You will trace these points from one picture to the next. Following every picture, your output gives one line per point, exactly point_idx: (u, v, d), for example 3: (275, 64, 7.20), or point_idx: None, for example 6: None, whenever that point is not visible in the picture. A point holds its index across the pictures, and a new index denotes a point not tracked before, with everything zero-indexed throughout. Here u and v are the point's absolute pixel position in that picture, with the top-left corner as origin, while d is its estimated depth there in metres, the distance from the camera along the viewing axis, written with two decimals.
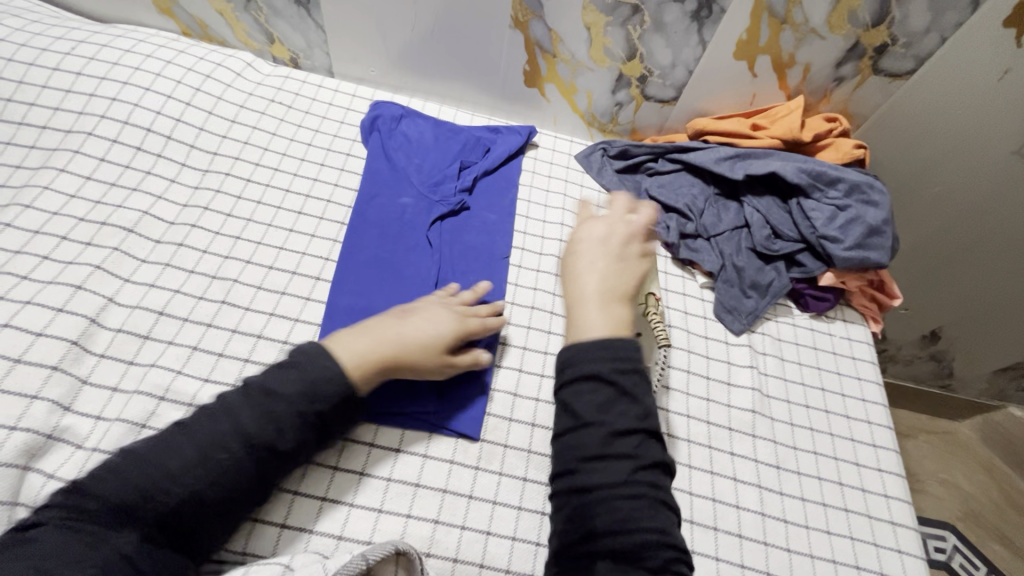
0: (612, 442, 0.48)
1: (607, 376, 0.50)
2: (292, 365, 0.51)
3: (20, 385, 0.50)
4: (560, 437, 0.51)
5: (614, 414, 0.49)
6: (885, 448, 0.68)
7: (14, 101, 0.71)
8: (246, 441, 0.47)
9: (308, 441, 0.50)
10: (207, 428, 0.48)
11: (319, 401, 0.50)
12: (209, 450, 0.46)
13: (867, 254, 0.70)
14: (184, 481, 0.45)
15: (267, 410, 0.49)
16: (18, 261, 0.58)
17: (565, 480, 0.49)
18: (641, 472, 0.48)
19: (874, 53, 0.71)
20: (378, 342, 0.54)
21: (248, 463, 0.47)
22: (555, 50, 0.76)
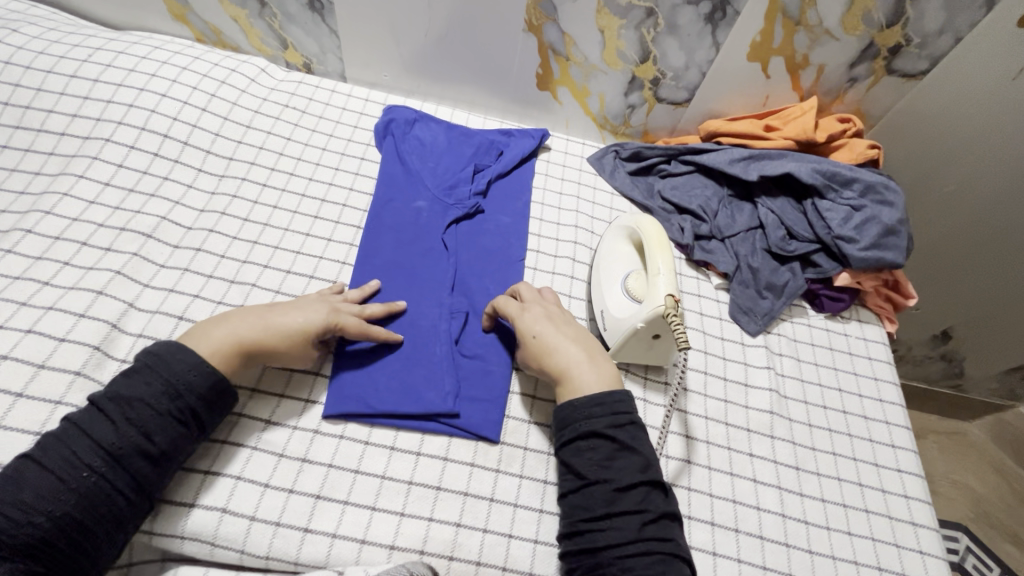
0: (618, 498, 0.50)
1: (605, 432, 0.52)
2: (144, 367, 0.49)
3: (45, 390, 0.51)
4: (566, 497, 0.52)
5: (616, 467, 0.51)
6: (904, 449, 0.68)
7: (33, 109, 0.71)
8: (106, 452, 0.45)
9: (179, 439, 0.48)
10: (63, 450, 0.45)
11: (184, 393, 0.49)
12: (66, 471, 0.44)
13: (883, 254, 0.70)
14: (45, 509, 0.42)
15: (128, 417, 0.47)
16: (39, 267, 0.58)
17: (575, 541, 0.50)
18: (648, 527, 0.49)
19: (888, 53, 0.71)
20: (233, 331, 0.53)
21: (119, 474, 0.45)
22: (568, 54, 0.77)
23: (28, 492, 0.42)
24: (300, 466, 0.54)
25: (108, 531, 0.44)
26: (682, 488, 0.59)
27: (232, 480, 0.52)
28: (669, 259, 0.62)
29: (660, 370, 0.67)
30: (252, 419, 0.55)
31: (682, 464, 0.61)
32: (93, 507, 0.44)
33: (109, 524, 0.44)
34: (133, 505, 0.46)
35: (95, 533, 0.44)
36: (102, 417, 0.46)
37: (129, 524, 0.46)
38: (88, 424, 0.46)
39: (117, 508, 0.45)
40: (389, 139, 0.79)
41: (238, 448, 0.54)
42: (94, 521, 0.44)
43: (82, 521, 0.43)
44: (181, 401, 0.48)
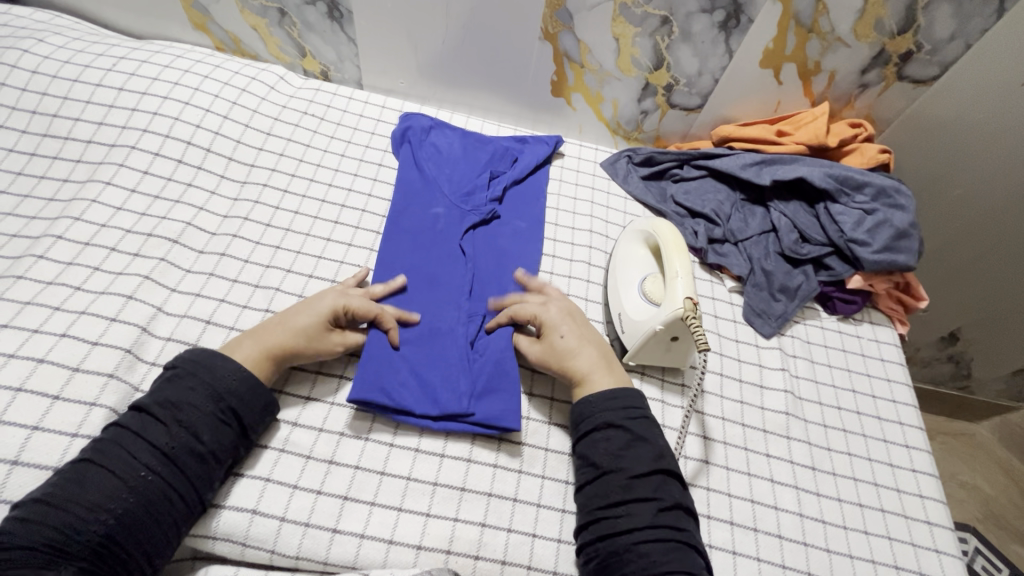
0: (633, 485, 0.51)
1: (620, 423, 0.55)
2: (187, 373, 0.51)
3: (80, 393, 0.52)
4: (583, 489, 0.54)
5: (630, 457, 0.53)
6: (918, 449, 0.69)
7: (60, 117, 0.73)
8: (161, 452, 0.47)
9: (228, 438, 0.50)
10: (117, 452, 0.46)
11: (227, 396, 0.51)
12: (124, 471, 0.45)
13: (895, 257, 0.71)
14: (108, 506, 0.44)
15: (179, 420, 0.49)
16: (71, 273, 0.60)
17: (591, 530, 0.51)
18: (664, 513, 0.50)
19: (899, 60, 0.72)
20: (262, 339, 0.56)
21: (174, 473, 0.47)
22: (583, 61, 0.78)
23: (90, 492, 0.43)
24: (328, 468, 0.55)
25: (166, 530, 0.45)
26: (701, 488, 0.60)
27: (262, 482, 0.53)
28: (686, 261, 0.63)
29: (677, 373, 0.68)
30: (279, 422, 0.56)
31: (700, 465, 0.62)
32: (152, 505, 0.45)
33: (166, 523, 0.46)
34: (185, 505, 0.47)
35: (154, 532, 0.45)
36: (154, 420, 0.48)
37: (182, 524, 0.47)
38: (141, 427, 0.48)
39: (173, 507, 0.46)
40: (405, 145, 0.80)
41: (267, 450, 0.55)
42: (152, 520, 0.45)
43: (142, 518, 0.44)
44: (223, 402, 0.51)
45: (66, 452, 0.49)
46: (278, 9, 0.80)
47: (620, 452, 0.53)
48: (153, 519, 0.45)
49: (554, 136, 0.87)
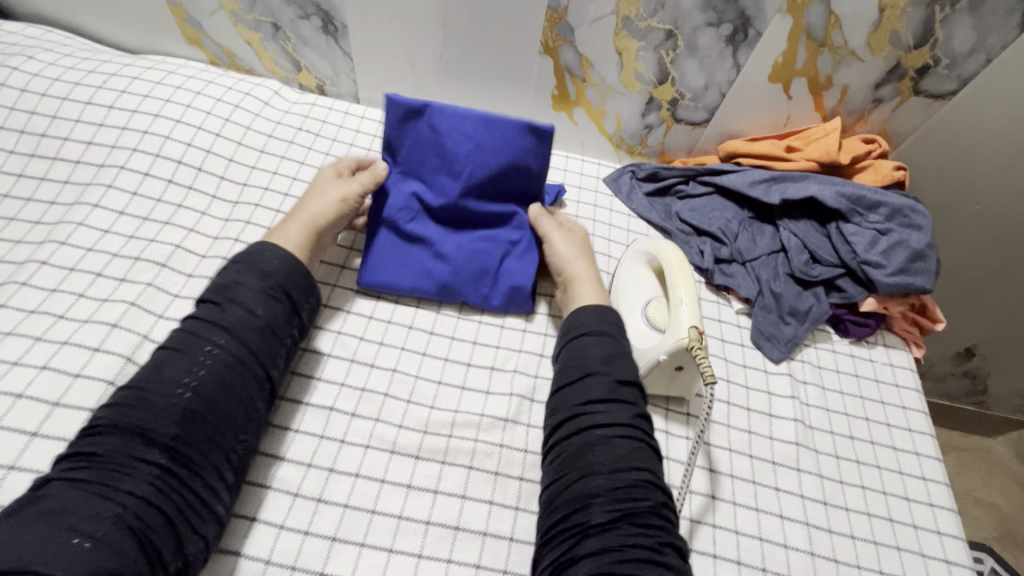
0: (617, 389, 0.54)
1: (609, 329, 0.58)
2: (240, 262, 0.56)
3: (59, 430, 0.50)
4: (565, 388, 0.56)
5: (616, 364, 0.56)
6: (935, 481, 0.65)
7: (48, 136, 0.71)
8: (224, 329, 0.52)
9: (280, 314, 0.55)
10: (187, 339, 0.51)
11: (276, 275, 0.56)
12: (193, 351, 0.50)
13: (910, 279, 0.68)
14: (185, 384, 0.48)
15: (234, 299, 0.53)
16: (54, 300, 0.58)
17: (568, 426, 0.53)
18: (640, 418, 0.53)
19: (915, 74, 0.69)
20: (297, 213, 0.63)
21: (239, 346, 0.52)
22: (585, 75, 0.76)
23: (167, 372, 0.48)
24: (317, 507, 0.53)
25: (245, 412, 0.50)
26: (707, 526, 0.58)
27: (255, 523, 0.51)
28: (691, 287, 0.61)
29: (682, 402, 0.65)
30: (268, 457, 0.55)
31: (706, 501, 0.59)
32: (224, 378, 0.50)
33: (239, 393, 0.50)
34: (253, 376, 0.52)
35: (228, 403, 0.49)
36: (214, 307, 0.53)
37: (255, 398, 0.52)
38: (204, 314, 0.53)
39: (243, 379, 0.51)
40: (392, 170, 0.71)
41: (254, 488, 0.53)
42: (215, 415, 0.48)
43: (215, 389, 0.49)
44: (272, 280, 0.56)
45: None
46: (272, 23, 0.78)
47: (611, 356, 0.56)
48: (227, 389, 0.50)
49: (556, 185, 0.80)
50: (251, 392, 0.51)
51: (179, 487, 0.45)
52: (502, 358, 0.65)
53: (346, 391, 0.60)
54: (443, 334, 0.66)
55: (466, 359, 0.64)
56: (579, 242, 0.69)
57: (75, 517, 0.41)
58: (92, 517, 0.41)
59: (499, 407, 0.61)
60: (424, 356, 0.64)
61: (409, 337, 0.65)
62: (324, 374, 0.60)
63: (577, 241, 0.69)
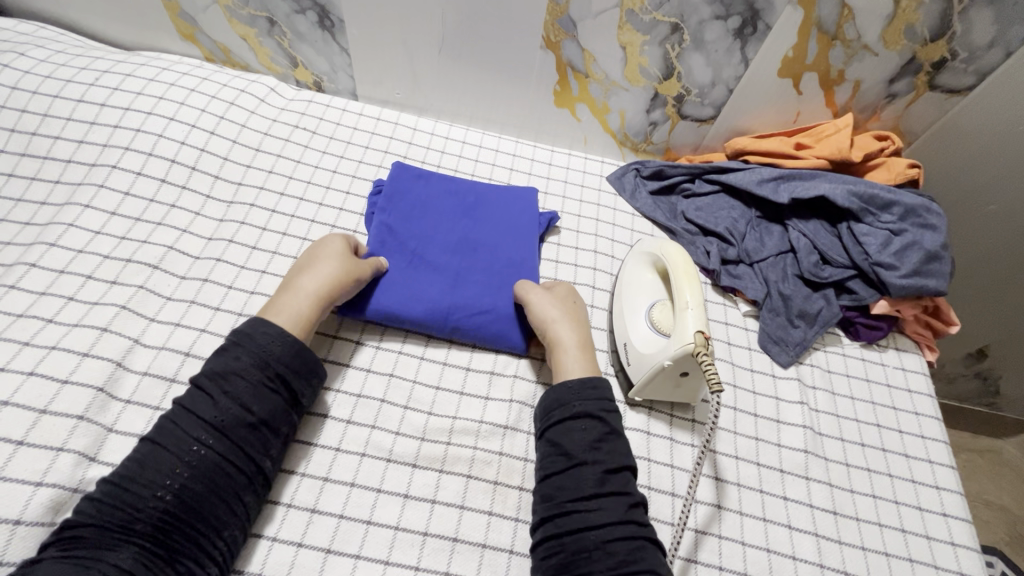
0: (607, 479, 0.50)
1: (598, 415, 0.54)
2: (235, 345, 0.52)
3: (46, 437, 0.49)
4: (549, 479, 0.52)
5: (605, 450, 0.52)
6: (949, 490, 0.63)
7: (38, 135, 0.70)
8: (214, 426, 0.48)
9: (273, 407, 0.51)
10: (173, 430, 0.48)
11: (271, 362, 0.52)
12: (179, 446, 0.47)
13: (925, 282, 0.66)
14: (167, 484, 0.45)
15: (226, 392, 0.50)
16: (43, 304, 0.57)
17: (558, 524, 0.49)
18: (632, 511, 0.49)
19: (930, 69, 0.67)
20: (297, 297, 0.57)
21: (226, 445, 0.48)
22: (588, 70, 0.73)
23: (148, 470, 0.46)
24: (310, 518, 0.51)
25: (232, 508, 0.47)
26: (713, 537, 0.56)
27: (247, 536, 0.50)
28: (697, 291, 0.58)
29: (687, 408, 0.63)
30: None
31: (712, 510, 0.58)
32: (209, 477, 0.47)
33: (227, 493, 0.47)
34: (244, 473, 0.48)
35: (214, 505, 0.46)
36: (202, 398, 0.49)
37: (247, 495, 0.48)
38: (192, 404, 0.49)
39: (232, 478, 0.48)
40: (378, 200, 0.71)
41: None
42: (195, 516, 0.45)
43: (199, 491, 0.46)
44: (269, 369, 0.52)
45: (28, 502, 0.45)
46: (266, 18, 0.76)
47: (595, 444, 0.52)
48: (213, 490, 0.47)
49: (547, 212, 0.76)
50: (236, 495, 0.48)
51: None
52: (502, 361, 0.64)
53: (340, 399, 0.58)
54: (441, 341, 0.64)
55: (465, 364, 0.63)
56: (574, 306, 0.64)
57: None
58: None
59: (499, 414, 0.60)
60: (422, 361, 0.62)
61: (407, 341, 0.64)
62: None
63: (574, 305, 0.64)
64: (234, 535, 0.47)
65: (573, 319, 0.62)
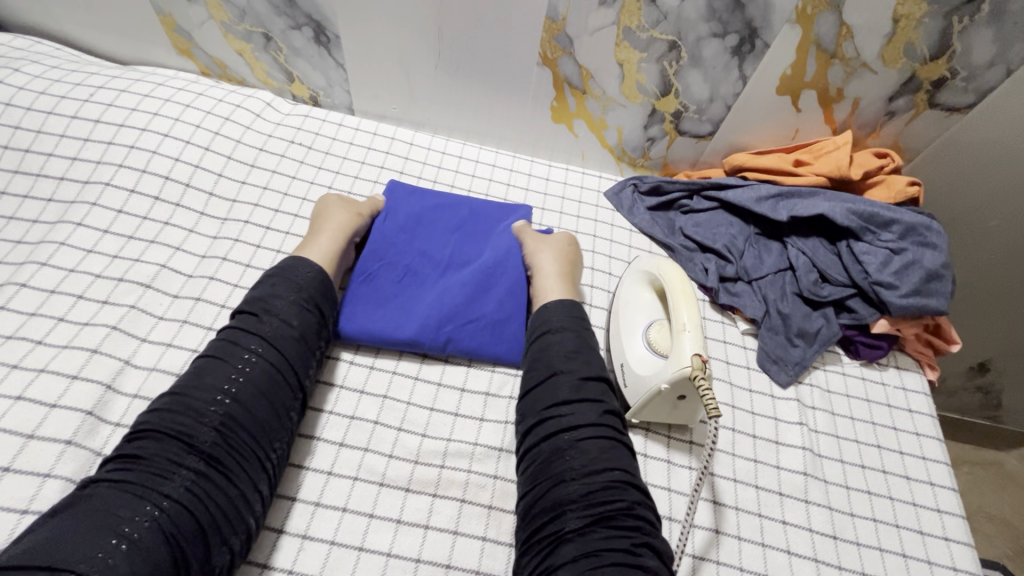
0: (582, 386, 0.52)
1: (574, 327, 0.57)
2: (274, 277, 0.56)
3: (33, 463, 0.48)
4: (531, 393, 0.54)
5: (580, 359, 0.54)
6: (951, 513, 0.62)
7: (32, 152, 0.69)
8: (263, 338, 0.51)
9: (311, 324, 0.55)
10: (224, 346, 0.50)
11: (307, 286, 0.56)
12: (232, 358, 0.49)
13: (925, 302, 0.65)
14: (224, 391, 0.47)
15: (270, 309, 0.53)
16: (33, 325, 0.56)
17: (537, 432, 0.51)
18: (608, 415, 0.51)
19: (930, 87, 0.66)
20: (323, 239, 0.63)
21: (276, 356, 0.51)
22: (585, 87, 0.73)
23: (206, 379, 0.47)
24: (301, 544, 0.50)
25: (281, 419, 0.50)
26: (711, 563, 0.55)
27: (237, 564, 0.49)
28: (694, 310, 0.58)
29: (685, 429, 0.63)
30: None
31: (710, 535, 0.57)
32: (262, 388, 0.49)
33: (277, 403, 0.50)
34: (290, 384, 0.51)
35: (265, 413, 0.49)
36: (249, 315, 0.52)
37: (291, 408, 0.51)
38: (240, 323, 0.52)
39: (281, 389, 0.50)
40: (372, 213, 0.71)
41: None
42: (248, 428, 0.47)
43: (253, 399, 0.48)
44: (306, 293, 0.56)
45: (13, 532, 0.45)
46: (262, 33, 0.76)
47: (572, 354, 0.55)
48: (266, 399, 0.49)
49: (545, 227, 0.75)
50: (283, 405, 0.50)
51: (215, 496, 0.44)
52: (498, 382, 0.63)
53: (334, 421, 0.58)
54: (435, 361, 0.64)
55: (460, 384, 0.62)
56: (567, 245, 0.69)
57: (116, 520, 0.40)
58: (131, 519, 0.40)
59: (494, 436, 0.59)
60: (417, 381, 0.62)
61: (401, 361, 0.63)
62: (312, 401, 0.58)
63: (565, 243, 0.69)
64: (279, 446, 0.50)
65: (559, 254, 0.67)
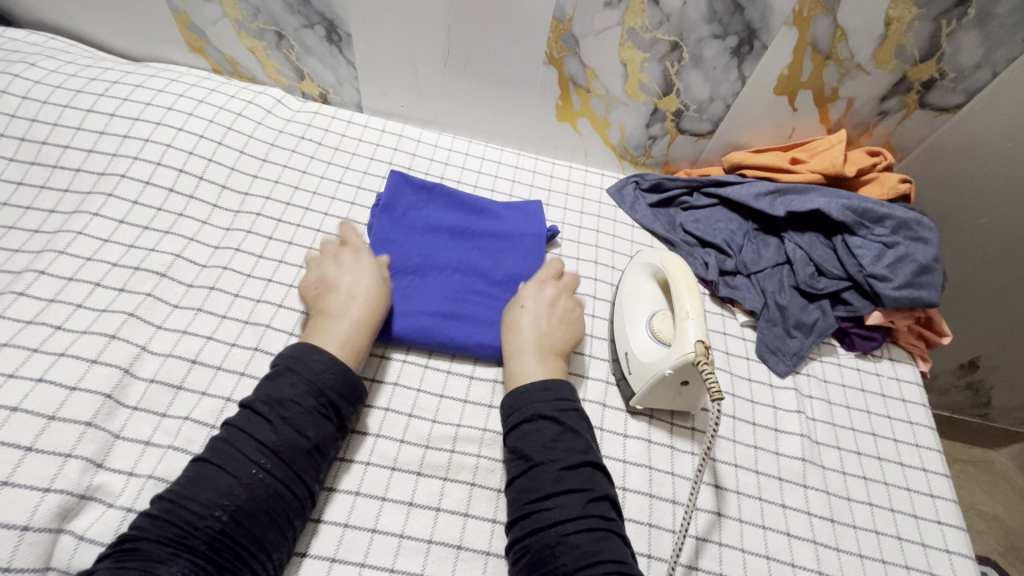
0: (564, 476, 0.50)
1: (551, 415, 0.54)
2: (286, 371, 0.53)
3: (54, 443, 0.49)
4: (514, 484, 0.52)
5: (563, 446, 0.52)
6: (944, 498, 0.64)
7: (48, 144, 0.71)
8: (270, 449, 0.48)
9: (327, 432, 0.52)
10: (229, 450, 0.48)
11: (326, 391, 0.53)
12: (235, 468, 0.47)
13: (917, 293, 0.67)
14: (223, 503, 0.45)
15: (283, 417, 0.50)
16: (52, 311, 0.57)
17: (522, 526, 0.49)
18: (594, 503, 0.49)
19: (921, 87, 0.69)
20: (360, 332, 0.58)
21: (282, 469, 0.48)
22: (589, 86, 0.75)
23: (207, 488, 0.46)
24: (315, 528, 0.52)
25: (282, 529, 0.47)
26: (713, 544, 0.57)
27: None
28: (697, 300, 0.59)
29: (687, 416, 0.64)
30: None
31: (712, 518, 0.58)
32: (265, 502, 0.47)
33: (281, 518, 0.47)
34: (297, 498, 0.49)
35: (267, 530, 0.46)
36: (260, 419, 0.50)
37: (297, 520, 0.49)
38: (248, 426, 0.49)
39: (286, 503, 0.48)
40: (376, 211, 0.72)
41: None
42: (246, 539, 0.45)
43: (253, 514, 0.46)
44: (322, 397, 0.52)
45: (37, 508, 0.46)
46: (275, 31, 0.78)
47: (553, 442, 0.52)
48: (267, 514, 0.46)
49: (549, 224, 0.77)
50: (286, 519, 0.48)
51: None
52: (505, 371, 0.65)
53: None
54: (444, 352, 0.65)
55: (469, 372, 0.64)
56: (529, 313, 0.63)
57: None
58: None
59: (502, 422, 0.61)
60: (426, 369, 0.63)
61: (411, 350, 0.64)
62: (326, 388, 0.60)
63: (522, 313, 0.63)
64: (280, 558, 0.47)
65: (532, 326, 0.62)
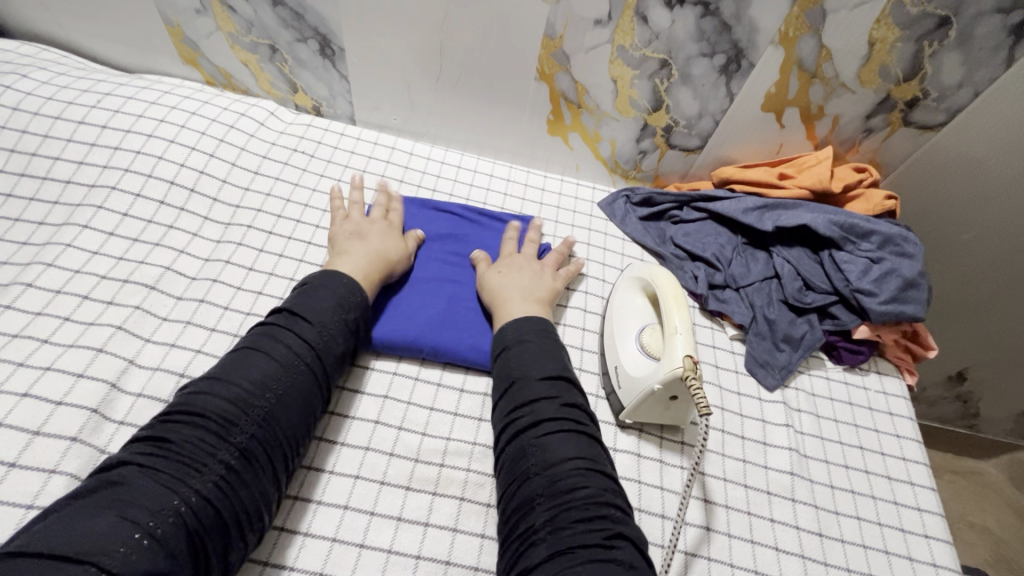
0: (549, 379, 0.54)
1: (535, 333, 0.59)
2: (317, 288, 0.58)
3: (38, 459, 0.49)
4: (501, 401, 0.55)
5: (546, 360, 0.56)
6: (931, 512, 0.65)
7: (39, 156, 0.71)
8: (310, 346, 0.53)
9: (348, 345, 0.57)
10: (270, 345, 0.52)
11: (353, 309, 0.58)
12: (279, 358, 0.51)
13: (903, 308, 0.68)
14: (270, 388, 0.49)
15: (318, 321, 0.55)
16: (39, 324, 0.57)
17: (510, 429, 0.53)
18: (577, 402, 0.53)
19: (905, 106, 0.70)
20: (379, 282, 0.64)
21: (318, 367, 0.53)
22: (580, 101, 0.76)
23: (251, 375, 0.49)
24: (302, 542, 0.51)
25: (307, 427, 0.52)
26: (703, 559, 0.57)
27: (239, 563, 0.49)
28: (685, 314, 0.60)
29: (676, 430, 0.65)
30: None
31: (701, 532, 0.58)
32: (301, 394, 0.51)
33: (310, 414, 0.52)
34: (322, 398, 0.53)
35: (298, 424, 0.50)
36: (299, 320, 0.54)
37: (316, 421, 0.53)
38: (288, 326, 0.54)
39: (316, 399, 0.53)
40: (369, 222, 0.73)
41: None
42: (282, 430, 0.49)
43: (291, 404, 0.50)
44: (348, 313, 0.58)
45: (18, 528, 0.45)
46: (268, 45, 0.78)
47: (540, 355, 0.56)
48: (301, 407, 0.51)
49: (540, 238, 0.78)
50: (310, 418, 0.52)
51: (240, 493, 0.45)
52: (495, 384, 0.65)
53: (336, 421, 0.59)
54: (434, 364, 0.65)
55: (459, 385, 0.64)
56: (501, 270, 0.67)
57: (143, 503, 0.40)
58: (157, 512, 0.40)
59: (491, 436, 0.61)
60: (417, 382, 0.63)
61: (401, 363, 0.64)
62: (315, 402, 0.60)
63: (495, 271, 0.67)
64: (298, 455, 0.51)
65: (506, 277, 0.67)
